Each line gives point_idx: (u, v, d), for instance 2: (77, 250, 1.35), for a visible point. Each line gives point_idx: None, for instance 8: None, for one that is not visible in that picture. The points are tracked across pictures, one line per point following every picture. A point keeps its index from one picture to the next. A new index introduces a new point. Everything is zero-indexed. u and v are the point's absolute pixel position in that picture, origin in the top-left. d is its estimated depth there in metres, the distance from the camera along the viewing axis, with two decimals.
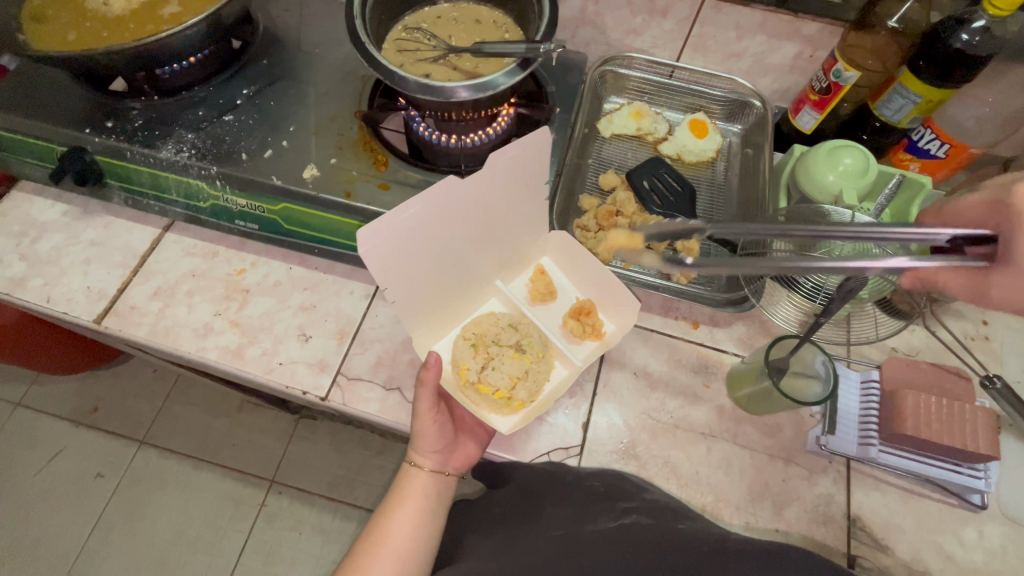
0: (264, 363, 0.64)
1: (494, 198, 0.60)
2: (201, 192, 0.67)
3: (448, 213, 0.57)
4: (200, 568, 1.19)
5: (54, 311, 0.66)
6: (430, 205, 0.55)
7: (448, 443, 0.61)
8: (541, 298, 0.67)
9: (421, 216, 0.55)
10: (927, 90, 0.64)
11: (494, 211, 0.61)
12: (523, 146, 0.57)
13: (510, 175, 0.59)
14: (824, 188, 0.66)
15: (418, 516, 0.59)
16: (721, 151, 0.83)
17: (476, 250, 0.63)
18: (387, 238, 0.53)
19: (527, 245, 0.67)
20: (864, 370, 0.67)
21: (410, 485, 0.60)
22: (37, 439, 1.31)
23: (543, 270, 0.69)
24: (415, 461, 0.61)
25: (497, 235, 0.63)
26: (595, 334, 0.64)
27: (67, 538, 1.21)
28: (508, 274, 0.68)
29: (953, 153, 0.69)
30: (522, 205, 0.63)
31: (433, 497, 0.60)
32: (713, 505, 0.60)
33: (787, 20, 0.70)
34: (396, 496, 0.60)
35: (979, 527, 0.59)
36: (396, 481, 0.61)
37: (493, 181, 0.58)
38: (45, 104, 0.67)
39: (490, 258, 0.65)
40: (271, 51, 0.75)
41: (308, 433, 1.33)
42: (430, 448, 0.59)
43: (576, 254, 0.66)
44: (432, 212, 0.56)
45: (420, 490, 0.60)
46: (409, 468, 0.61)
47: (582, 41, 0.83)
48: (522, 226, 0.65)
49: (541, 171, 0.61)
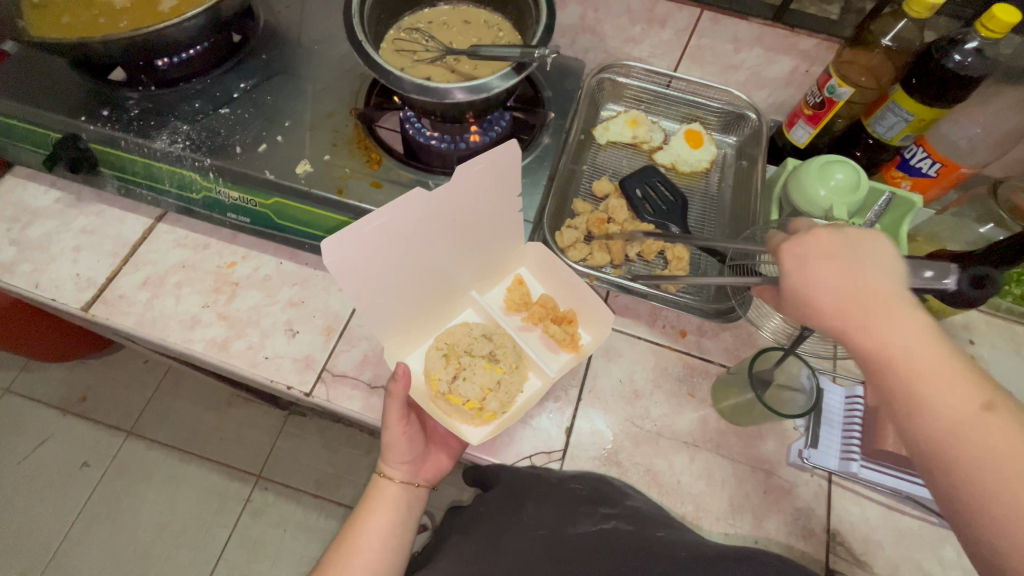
0: (250, 356, 0.64)
1: (468, 210, 0.59)
2: (194, 184, 0.67)
3: (418, 227, 0.56)
4: (182, 561, 1.18)
5: (42, 297, 0.66)
6: (397, 221, 0.53)
7: (418, 454, 0.62)
8: (517, 308, 0.68)
9: (390, 230, 0.53)
10: (919, 108, 0.64)
11: (468, 222, 0.60)
12: (494, 158, 0.55)
13: (481, 186, 0.57)
14: (815, 203, 0.66)
15: (388, 528, 0.60)
16: (715, 162, 0.84)
17: (450, 260, 0.62)
18: (356, 254, 0.52)
19: (502, 256, 0.67)
20: (849, 384, 0.67)
21: (380, 495, 0.61)
22: (24, 426, 1.30)
23: (520, 280, 0.69)
24: (386, 473, 0.62)
25: (472, 244, 0.63)
26: (572, 344, 0.65)
27: (49, 526, 1.21)
28: (483, 285, 0.69)
29: (944, 173, 0.69)
30: (497, 214, 0.62)
31: (405, 509, 0.62)
32: (694, 514, 0.60)
33: (784, 35, 0.71)
34: (365, 508, 0.61)
35: (958, 546, 0.59)
36: (366, 494, 0.62)
37: (465, 193, 0.57)
38: (43, 91, 0.67)
39: (464, 266, 0.64)
40: (270, 46, 0.75)
41: (296, 429, 1.32)
42: (400, 459, 0.61)
43: (553, 264, 0.66)
44: (401, 227, 0.54)
45: (390, 501, 0.61)
46: (380, 480, 0.62)
47: (580, 48, 0.83)
48: (497, 234, 0.64)
49: (514, 181, 0.60)
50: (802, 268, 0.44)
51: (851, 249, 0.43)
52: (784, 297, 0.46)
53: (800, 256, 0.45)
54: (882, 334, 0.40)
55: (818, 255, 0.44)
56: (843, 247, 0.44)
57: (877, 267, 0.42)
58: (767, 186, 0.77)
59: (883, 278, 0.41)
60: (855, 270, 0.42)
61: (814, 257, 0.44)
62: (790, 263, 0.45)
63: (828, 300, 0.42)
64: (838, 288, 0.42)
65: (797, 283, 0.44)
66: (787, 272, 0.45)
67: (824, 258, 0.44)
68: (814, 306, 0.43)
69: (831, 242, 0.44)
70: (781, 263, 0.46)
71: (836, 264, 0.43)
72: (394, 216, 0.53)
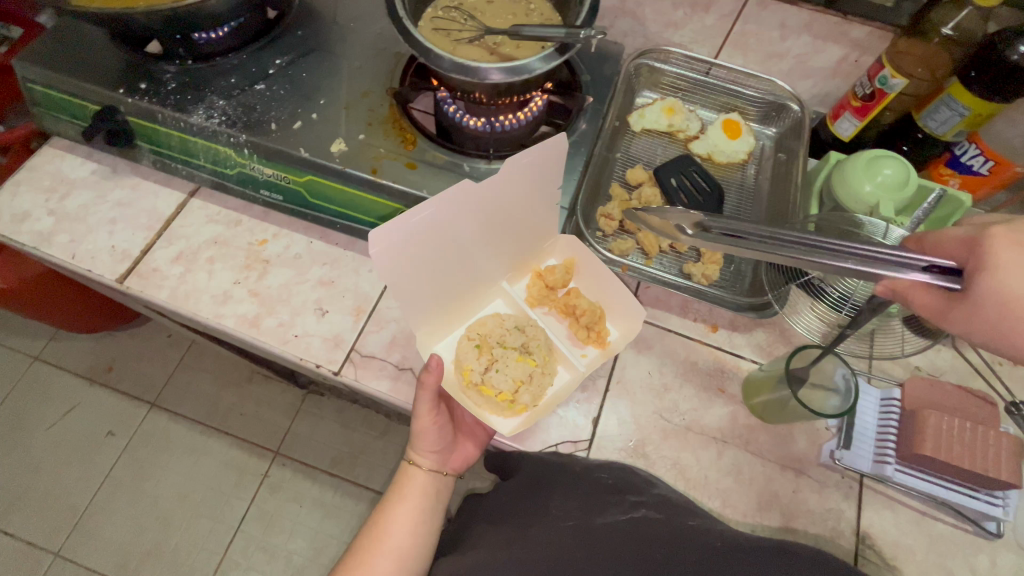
0: (280, 333, 0.65)
1: (509, 200, 0.58)
2: (229, 159, 0.67)
3: (456, 217, 0.56)
4: (202, 532, 1.21)
5: (78, 267, 0.66)
6: (439, 213, 0.54)
7: (447, 445, 0.63)
8: (541, 300, 0.67)
9: (430, 222, 0.53)
10: (976, 102, 0.62)
11: (505, 214, 0.59)
12: (537, 151, 0.55)
13: (523, 178, 0.57)
14: (860, 197, 0.64)
15: (415, 518, 0.60)
16: (753, 154, 0.81)
17: (487, 251, 0.62)
18: (398, 247, 0.52)
19: (533, 248, 0.66)
20: (885, 386, 0.65)
21: (408, 484, 0.62)
22: (54, 393, 1.33)
23: (541, 274, 0.68)
24: (415, 460, 0.62)
25: (507, 235, 0.62)
26: (600, 341, 0.64)
27: (75, 491, 1.24)
28: (515, 274, 0.68)
29: (997, 170, 0.66)
30: (532, 207, 0.61)
31: (432, 495, 0.62)
32: (720, 510, 0.59)
33: (835, 22, 0.68)
34: (394, 496, 0.61)
35: (991, 555, 0.58)
36: (394, 481, 0.63)
37: (505, 185, 0.57)
38: (82, 61, 0.68)
39: (498, 258, 0.64)
40: (306, 23, 0.74)
41: (315, 408, 1.34)
42: (430, 448, 0.61)
43: (585, 254, 0.65)
44: (441, 218, 0.54)
45: (418, 489, 0.62)
46: (409, 467, 0.63)
47: (619, 32, 0.81)
48: (535, 227, 0.64)
49: (553, 173, 0.60)
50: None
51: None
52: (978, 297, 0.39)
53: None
54: None
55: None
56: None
57: None
58: (806, 180, 0.75)
59: None
60: None
61: None
62: (1010, 257, 0.38)
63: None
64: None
65: (1010, 283, 0.37)
66: (1001, 265, 0.38)
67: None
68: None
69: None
70: (995, 253, 0.39)
71: None
72: (436, 207, 0.53)
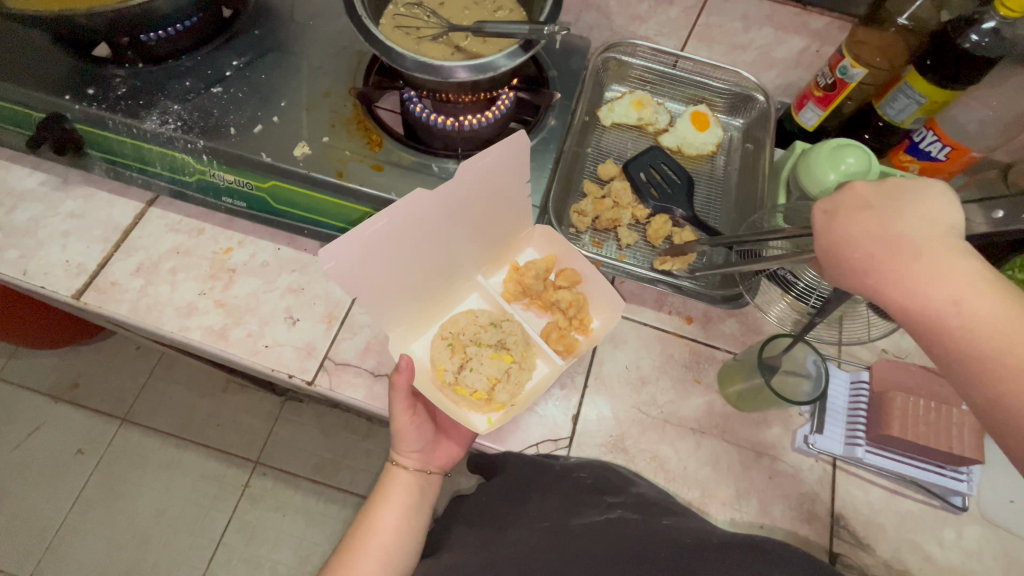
0: (249, 345, 0.63)
1: (477, 198, 0.58)
2: (187, 166, 0.64)
3: (418, 220, 0.54)
4: (181, 548, 1.18)
5: (30, 284, 0.63)
6: (400, 219, 0.52)
7: (427, 443, 0.62)
8: (517, 297, 0.67)
9: (388, 229, 0.52)
10: (931, 90, 0.63)
11: (473, 213, 0.59)
12: (498, 150, 0.54)
13: (486, 175, 0.56)
14: (824, 186, 0.65)
15: (403, 514, 0.59)
16: (721, 145, 0.82)
17: (454, 248, 0.61)
18: (357, 257, 0.51)
19: (508, 242, 0.66)
20: (854, 370, 0.68)
21: (392, 484, 0.61)
22: (16, 414, 1.28)
23: (517, 268, 0.67)
24: (398, 461, 0.61)
25: (477, 230, 0.61)
26: (582, 328, 0.65)
27: (45, 513, 1.20)
28: (490, 269, 0.68)
29: (954, 156, 0.68)
30: (500, 203, 0.60)
31: (417, 495, 0.61)
32: (700, 499, 0.60)
33: (796, 13, 0.69)
34: (379, 495, 0.61)
35: (958, 528, 0.60)
36: (378, 482, 0.62)
37: (466, 185, 0.55)
38: (20, 66, 0.64)
39: (469, 251, 0.63)
40: (262, 21, 0.72)
41: (293, 415, 1.32)
42: (411, 447, 0.61)
43: (559, 243, 0.65)
44: (402, 226, 0.53)
45: (403, 489, 0.61)
46: (392, 468, 0.62)
47: (585, 26, 0.81)
48: (504, 220, 0.63)
49: (520, 169, 0.59)
50: (836, 222, 0.44)
51: (882, 205, 0.43)
52: (824, 254, 0.44)
53: (830, 211, 0.45)
54: (925, 281, 0.38)
55: (854, 206, 0.44)
56: (875, 203, 0.43)
57: (911, 212, 0.41)
58: (773, 169, 0.76)
59: (920, 223, 0.41)
60: (887, 217, 0.42)
61: (849, 211, 0.44)
62: (823, 220, 0.45)
63: (853, 251, 0.42)
64: (869, 238, 0.42)
65: (834, 237, 0.43)
66: (826, 227, 0.44)
67: (858, 208, 0.43)
68: (846, 262, 0.42)
69: (868, 196, 0.44)
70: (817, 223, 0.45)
71: (867, 215, 0.42)
72: (394, 213, 0.51)
